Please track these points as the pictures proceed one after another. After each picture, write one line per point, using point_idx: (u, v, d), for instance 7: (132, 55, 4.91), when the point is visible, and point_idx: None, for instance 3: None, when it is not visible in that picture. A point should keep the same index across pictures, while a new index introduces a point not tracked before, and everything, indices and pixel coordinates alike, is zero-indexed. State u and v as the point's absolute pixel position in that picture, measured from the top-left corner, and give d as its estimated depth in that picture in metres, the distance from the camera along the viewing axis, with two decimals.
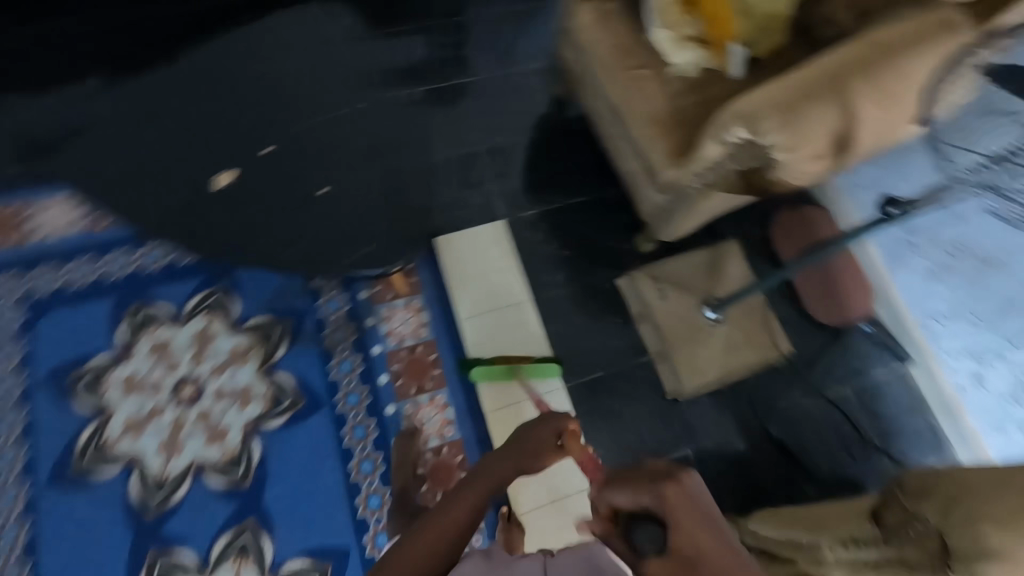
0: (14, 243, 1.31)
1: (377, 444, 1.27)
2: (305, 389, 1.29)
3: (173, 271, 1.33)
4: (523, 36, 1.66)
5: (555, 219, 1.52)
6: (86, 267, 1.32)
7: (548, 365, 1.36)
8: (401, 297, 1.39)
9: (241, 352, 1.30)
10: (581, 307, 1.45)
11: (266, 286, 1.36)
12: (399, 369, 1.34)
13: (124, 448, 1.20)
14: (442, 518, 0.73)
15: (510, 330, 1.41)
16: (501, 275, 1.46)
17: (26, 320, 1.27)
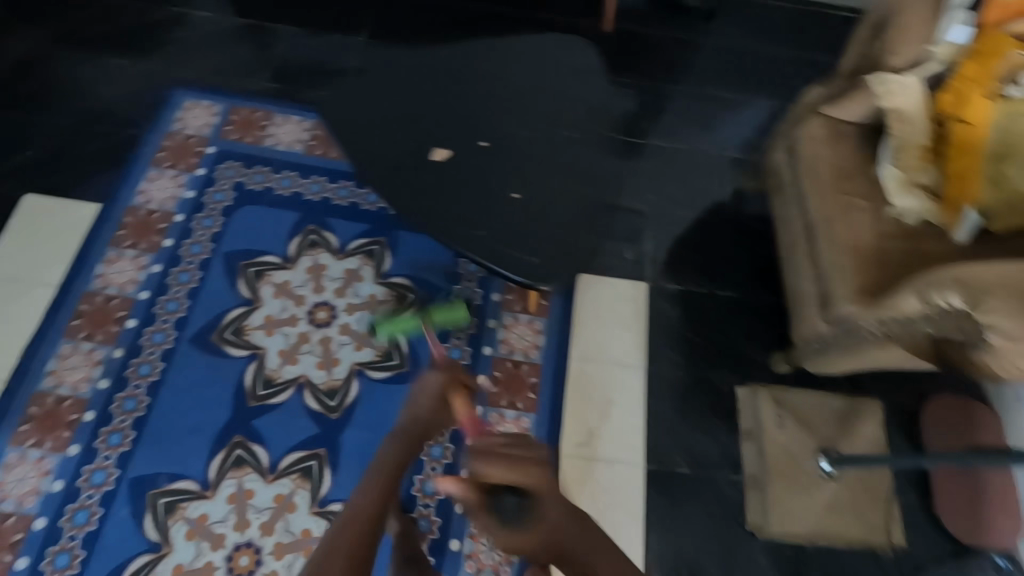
0: (251, 142, 1.56)
1: (453, 436, 1.30)
2: (413, 358, 1.36)
3: (355, 212, 1.50)
4: (727, 128, 1.74)
5: (697, 303, 1.50)
6: (292, 181, 1.52)
7: (457, 308, 1.28)
8: (527, 313, 1.43)
9: (375, 301, 1.41)
10: (691, 396, 1.40)
11: (419, 254, 1.47)
12: (499, 377, 1.36)
13: (255, 339, 1.34)
14: (355, 522, 0.72)
15: (613, 388, 1.39)
16: (624, 333, 1.45)
17: (232, 204, 1.48)
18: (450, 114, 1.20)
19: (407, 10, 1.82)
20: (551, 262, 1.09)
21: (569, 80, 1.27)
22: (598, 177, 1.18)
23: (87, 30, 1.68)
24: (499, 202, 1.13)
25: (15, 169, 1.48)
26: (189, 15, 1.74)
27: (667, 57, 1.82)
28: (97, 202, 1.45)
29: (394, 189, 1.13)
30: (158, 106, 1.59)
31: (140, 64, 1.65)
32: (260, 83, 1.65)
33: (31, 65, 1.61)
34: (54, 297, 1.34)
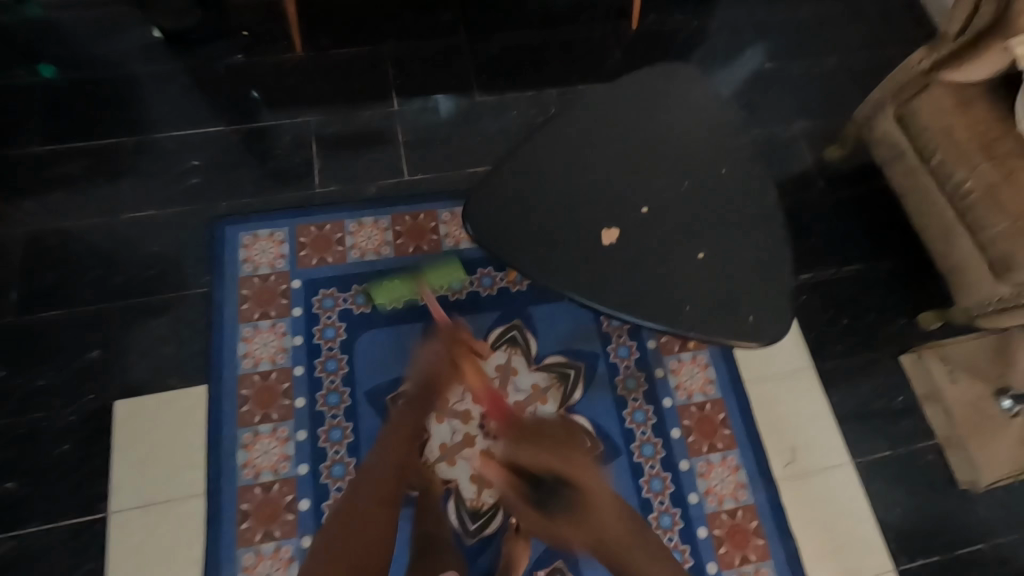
0: (335, 261, 1.41)
1: (675, 500, 1.27)
2: (602, 436, 1.31)
3: (477, 302, 1.40)
4: (790, 97, 1.71)
5: (835, 289, 1.48)
6: (398, 290, 1.39)
7: (451, 265, 1.41)
8: (687, 350, 1.40)
9: (540, 390, 1.33)
10: (871, 383, 1.41)
11: (562, 327, 1.39)
12: (690, 425, 1.33)
13: (443, 473, 1.25)
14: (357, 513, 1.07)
15: (795, 397, 1.38)
16: (785, 350, 1.42)
17: (347, 336, 1.34)
18: (601, 184, 1.11)
19: (429, 58, 1.66)
20: (768, 318, 1.03)
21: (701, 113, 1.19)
22: (774, 212, 1.12)
23: (90, 186, 1.43)
24: (691, 269, 1.05)
25: (88, 377, 1.26)
26: (195, 137, 1.51)
27: (703, 45, 1.77)
28: (202, 380, 1.28)
29: (589, 285, 1.03)
30: (214, 251, 1.39)
31: (170, 208, 1.43)
32: (315, 193, 1.48)
33: (48, 249, 1.36)
34: (209, 505, 1.18)
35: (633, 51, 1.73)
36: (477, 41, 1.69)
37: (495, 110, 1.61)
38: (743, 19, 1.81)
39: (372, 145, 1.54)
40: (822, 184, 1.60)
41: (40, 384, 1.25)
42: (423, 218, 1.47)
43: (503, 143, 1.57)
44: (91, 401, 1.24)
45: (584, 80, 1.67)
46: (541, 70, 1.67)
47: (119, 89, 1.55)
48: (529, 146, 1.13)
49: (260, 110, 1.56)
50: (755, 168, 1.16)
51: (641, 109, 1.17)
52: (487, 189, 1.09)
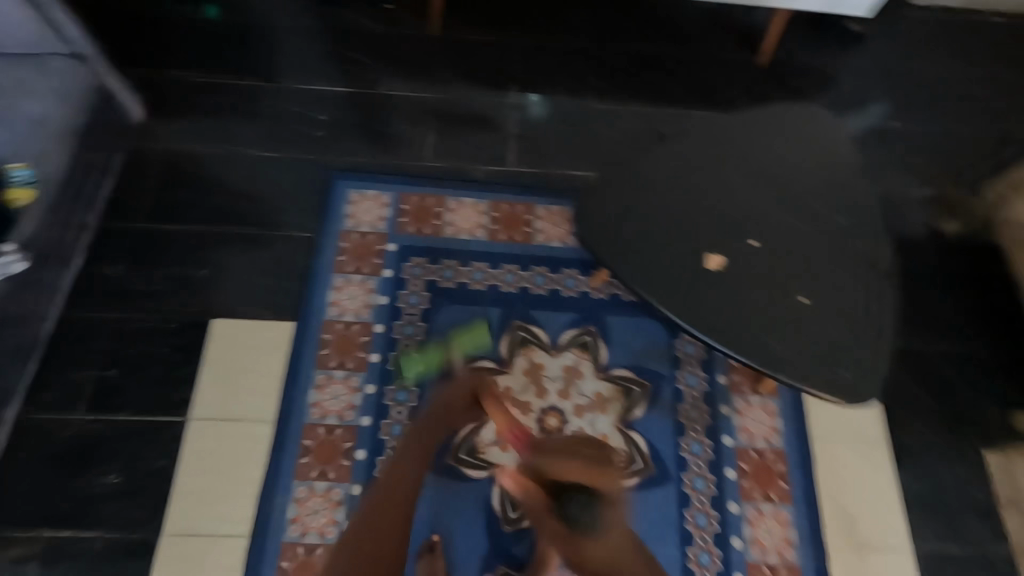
0: (430, 233, 1.46)
1: (717, 540, 1.24)
2: (655, 458, 1.29)
3: (557, 300, 1.42)
4: (913, 159, 1.64)
5: (926, 365, 1.41)
6: (483, 273, 1.43)
7: (478, 334, 1.37)
8: (758, 394, 1.36)
9: (603, 399, 1.33)
10: (947, 470, 1.33)
11: (635, 342, 1.39)
12: (747, 468, 1.30)
13: (493, 457, 1.27)
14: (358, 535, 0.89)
15: (863, 466, 1.32)
16: (860, 417, 1.36)
17: (428, 305, 1.39)
18: (713, 212, 1.11)
19: (553, 57, 1.69)
20: (861, 377, 1.01)
21: (825, 161, 1.18)
22: (885, 273, 1.09)
23: (227, 121, 1.55)
24: (792, 310, 1.04)
25: (195, 292, 1.36)
26: (326, 93, 1.61)
27: (831, 92, 1.72)
28: (291, 318, 1.36)
29: (684, 306, 1.04)
30: (324, 201, 1.48)
31: (292, 155, 1.53)
32: (424, 165, 1.54)
33: (180, 171, 1.48)
34: (276, 433, 1.25)
35: (757, 85, 1.70)
36: (603, 48, 1.72)
37: (608, 118, 1.63)
38: (876, 72, 1.75)
39: (484, 130, 1.59)
40: (932, 256, 1.52)
41: (152, 288, 1.36)
42: (520, 209, 1.51)
43: (609, 152, 1.59)
44: (193, 315, 1.35)
45: (703, 105, 1.66)
46: (662, 88, 1.68)
47: (266, 37, 1.66)
48: (649, 162, 1.15)
49: (388, 80, 1.64)
50: (873, 226, 1.13)
51: (761, 148, 1.18)
52: (601, 196, 1.12)
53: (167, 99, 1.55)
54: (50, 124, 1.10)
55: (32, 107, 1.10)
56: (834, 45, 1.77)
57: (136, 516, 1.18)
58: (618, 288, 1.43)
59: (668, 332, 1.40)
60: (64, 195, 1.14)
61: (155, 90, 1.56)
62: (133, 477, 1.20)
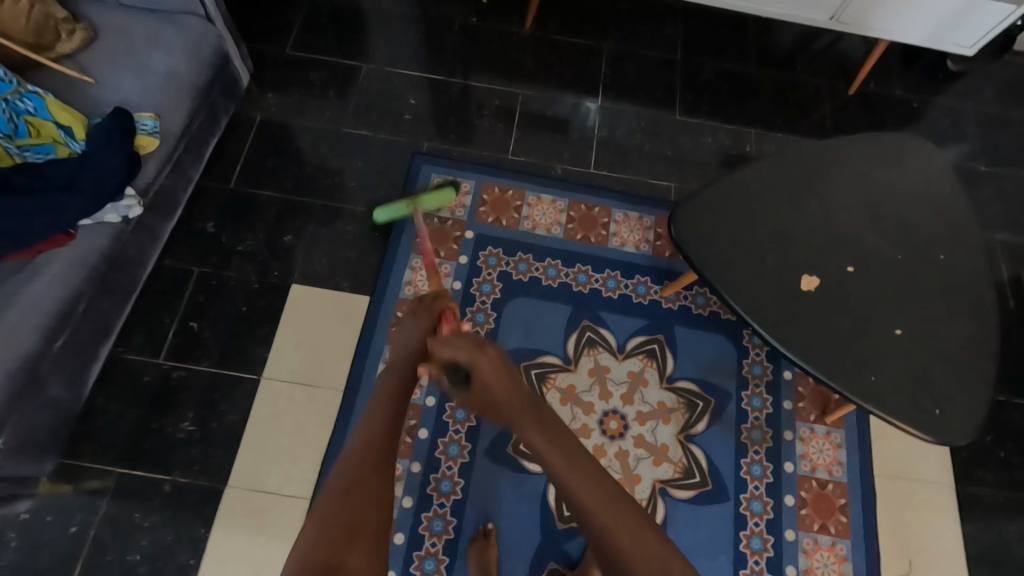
0: (507, 225, 1.48)
1: (771, 566, 1.22)
2: (713, 475, 1.28)
3: (627, 305, 1.42)
4: (1003, 205, 1.60)
5: (1001, 417, 1.37)
6: (557, 270, 1.44)
7: (444, 191, 1.28)
8: (823, 424, 1.34)
9: (665, 410, 1.33)
10: (1015, 527, 1.28)
11: (703, 356, 1.38)
12: (806, 498, 1.28)
13: None
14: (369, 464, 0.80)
15: (928, 510, 1.29)
16: (928, 461, 1.32)
17: (500, 295, 1.41)
18: (810, 233, 1.10)
19: (642, 65, 1.71)
20: (953, 418, 0.99)
21: (929, 196, 1.16)
22: (982, 315, 1.07)
23: (323, 95, 1.59)
24: (884, 341, 1.03)
25: (277, 256, 1.40)
26: (418, 78, 1.64)
27: (922, 128, 1.69)
28: (367, 292, 1.39)
29: (773, 323, 1.04)
30: (407, 182, 1.51)
31: (382, 134, 1.56)
32: (507, 157, 1.56)
33: (273, 139, 1.53)
34: (344, 402, 1.28)
35: (845, 114, 1.69)
36: (692, 61, 1.72)
37: (691, 132, 1.63)
38: (969, 114, 1.71)
39: (568, 129, 1.61)
40: (1015, 306, 1.48)
41: (238, 247, 1.40)
42: (597, 211, 1.51)
43: (691, 165, 1.59)
44: (274, 277, 1.38)
45: (787, 128, 1.65)
46: (749, 107, 1.67)
47: (365, 18, 1.71)
48: (749, 175, 1.15)
49: (478, 71, 1.67)
50: (975, 267, 1.11)
51: (863, 174, 1.16)
52: (698, 203, 1.12)
53: (268, 69, 1.61)
54: (180, 80, 1.22)
55: (166, 62, 1.21)
56: (928, 82, 1.74)
57: (205, 463, 1.22)
58: (689, 301, 1.43)
59: (736, 350, 1.39)
60: (180, 148, 1.24)
61: (258, 59, 1.62)
62: (205, 425, 1.25)
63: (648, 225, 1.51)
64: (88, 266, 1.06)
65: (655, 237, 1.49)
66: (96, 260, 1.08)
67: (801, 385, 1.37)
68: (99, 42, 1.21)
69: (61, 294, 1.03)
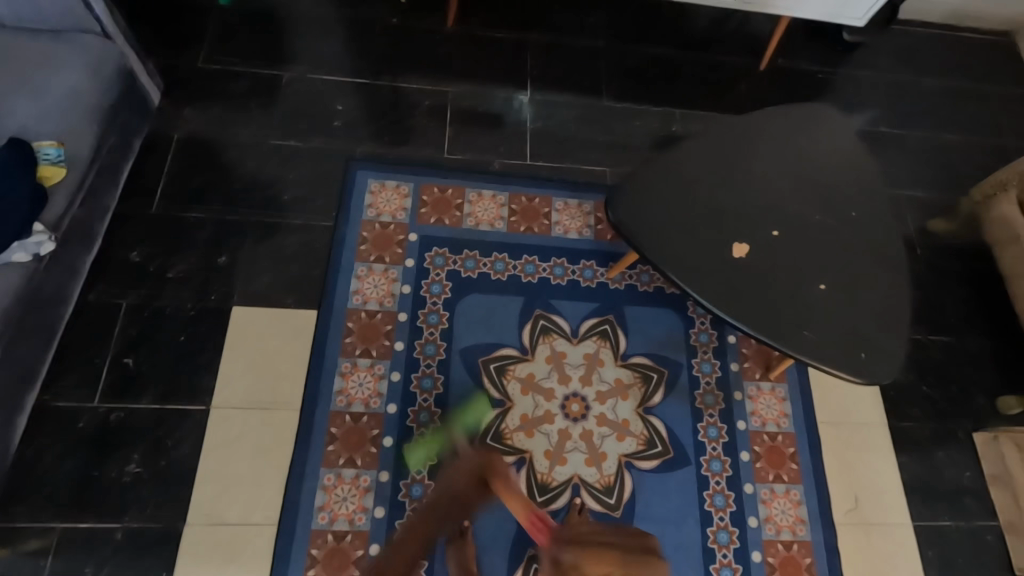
0: (451, 224, 1.48)
1: (734, 520, 1.29)
2: (673, 441, 1.34)
3: (576, 291, 1.45)
4: (903, 162, 1.75)
5: (920, 355, 1.50)
6: (505, 263, 1.46)
7: None
8: (768, 380, 1.42)
9: (623, 386, 1.37)
10: (940, 453, 1.42)
11: (653, 331, 1.44)
12: (760, 451, 1.36)
13: (519, 443, 1.29)
14: None
15: (866, 447, 1.40)
16: (862, 402, 1.44)
17: (451, 295, 1.41)
18: (737, 203, 1.17)
19: (567, 55, 1.74)
20: (877, 360, 1.09)
21: (839, 159, 1.25)
22: (893, 264, 1.17)
23: (245, 108, 1.53)
24: (811, 297, 1.11)
25: (213, 279, 1.34)
26: (344, 84, 1.61)
27: (829, 97, 1.82)
28: (314, 306, 1.35)
29: (712, 291, 1.10)
30: (343, 190, 1.48)
31: (312, 144, 1.52)
32: (443, 156, 1.56)
33: (195, 157, 1.46)
34: (302, 420, 1.25)
35: (760, 88, 1.78)
36: (615, 48, 1.77)
37: (621, 117, 1.68)
38: (867, 81, 1.86)
39: (502, 124, 1.62)
40: (923, 253, 1.62)
41: (170, 274, 1.33)
42: (538, 201, 1.54)
43: (623, 149, 1.64)
44: (212, 302, 1.32)
45: (709, 107, 1.73)
46: (672, 89, 1.74)
47: (282, 26, 1.65)
48: (677, 154, 1.20)
49: (406, 73, 1.65)
50: (884, 220, 1.21)
51: (779, 145, 1.24)
52: (633, 185, 1.16)
53: (181, 84, 1.53)
54: (83, 104, 1.14)
55: (65, 85, 1.13)
56: (829, 54, 1.87)
57: (159, 504, 1.16)
58: (635, 280, 1.48)
59: (683, 322, 1.45)
60: (91, 176, 1.16)
61: (169, 76, 1.53)
62: (154, 464, 1.18)
63: (589, 210, 1.54)
64: (1, 310, 0.99)
65: (596, 222, 1.53)
66: (10, 303, 1.00)
67: (744, 347, 1.45)
68: None
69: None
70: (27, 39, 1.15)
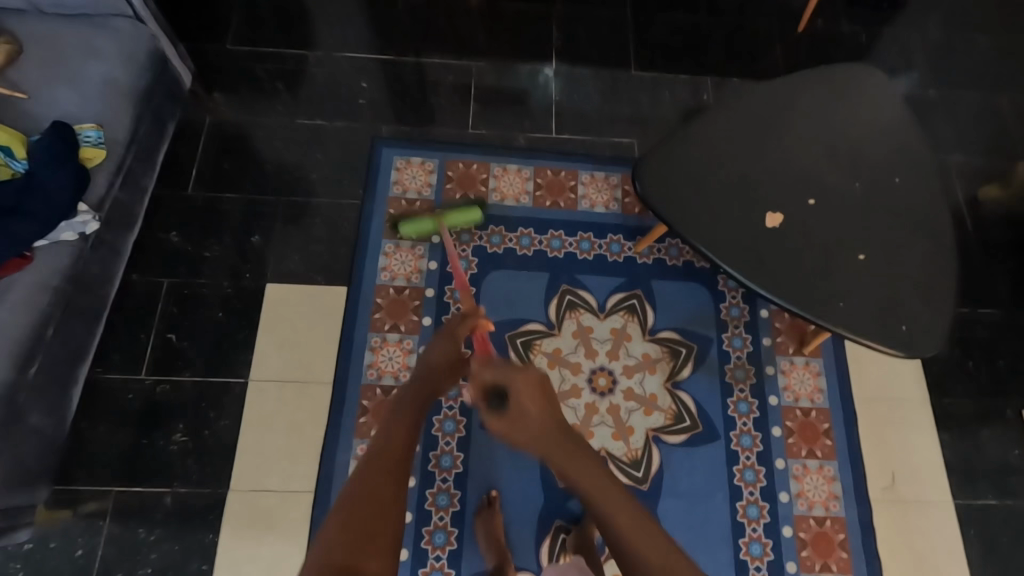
0: (475, 200, 1.48)
1: (765, 495, 1.28)
2: (702, 416, 1.33)
3: (603, 265, 1.44)
4: (952, 126, 1.65)
5: (965, 329, 1.44)
6: (530, 239, 1.45)
7: (469, 210, 1.26)
8: (802, 355, 1.39)
9: (650, 360, 1.36)
10: (984, 431, 1.36)
11: (681, 305, 1.41)
12: (792, 426, 1.33)
13: None
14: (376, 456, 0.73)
15: (905, 424, 1.35)
16: (902, 378, 1.39)
17: (477, 271, 1.41)
18: (770, 172, 1.13)
19: (592, 25, 1.69)
20: (919, 333, 1.04)
21: (881, 124, 1.19)
22: (938, 233, 1.12)
23: (272, 90, 1.55)
24: (849, 267, 1.07)
25: (246, 258, 1.38)
26: (368, 62, 1.61)
27: (872, 59, 1.72)
28: (343, 283, 1.38)
29: (743, 263, 1.07)
30: (369, 168, 1.49)
31: (338, 123, 1.53)
32: (467, 132, 1.55)
33: (227, 140, 1.49)
34: (334, 393, 1.28)
35: (797, 53, 1.70)
36: (642, 16, 1.71)
37: (648, 87, 1.63)
38: (914, 41, 1.75)
39: (526, 98, 1.60)
40: (971, 222, 1.54)
41: (206, 254, 1.38)
42: (563, 175, 1.52)
43: (651, 120, 1.59)
44: (247, 280, 1.37)
45: (740, 74, 1.67)
46: (702, 56, 1.68)
47: (305, 5, 1.65)
48: (707, 122, 1.16)
49: (429, 49, 1.64)
50: (929, 187, 1.15)
51: (816, 110, 1.18)
52: (661, 155, 1.13)
53: (211, 68, 1.56)
54: (119, 89, 1.18)
55: (101, 71, 1.17)
56: (872, 13, 1.76)
57: (204, 471, 1.22)
58: (663, 254, 1.45)
59: (712, 296, 1.42)
60: (129, 158, 1.20)
61: (199, 60, 1.56)
62: (198, 435, 1.24)
63: (615, 184, 1.52)
64: (52, 286, 1.04)
65: (623, 195, 1.51)
66: (60, 281, 1.06)
67: (777, 322, 1.41)
68: (25, 55, 1.15)
69: (31, 318, 1.01)
70: (64, 26, 1.19)
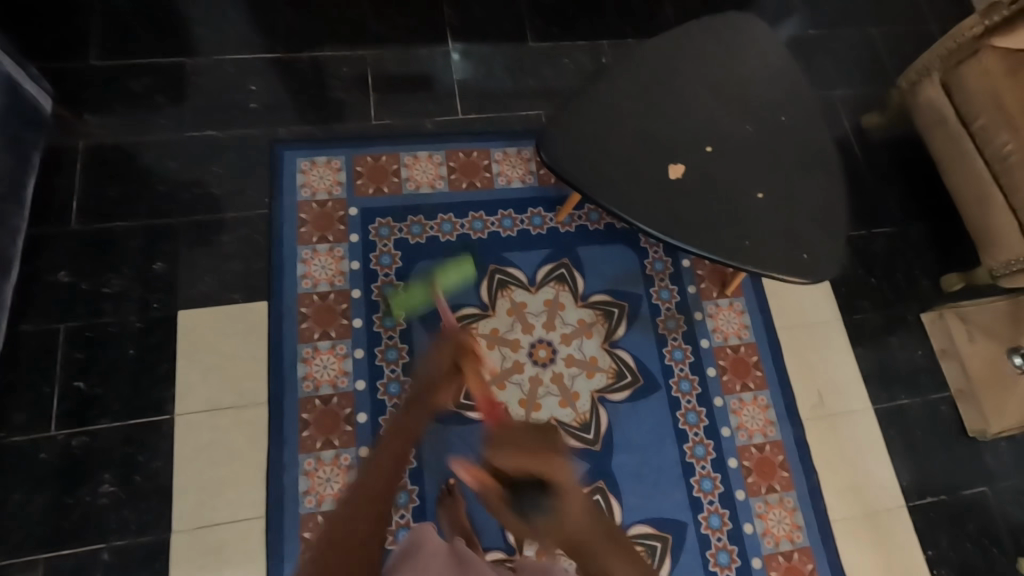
0: (390, 192, 1.44)
1: (708, 432, 1.35)
2: (642, 370, 1.37)
3: (528, 240, 1.44)
4: (833, 62, 1.75)
5: (866, 250, 1.55)
6: (452, 224, 1.43)
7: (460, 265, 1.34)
8: (725, 296, 1.46)
9: (586, 325, 1.39)
10: (892, 339, 1.49)
11: (608, 267, 1.45)
12: (725, 364, 1.40)
13: None
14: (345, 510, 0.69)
15: (823, 344, 1.46)
16: (816, 303, 1.49)
17: (402, 264, 1.38)
18: (668, 125, 1.16)
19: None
20: (819, 258, 1.11)
21: (763, 67, 1.24)
22: (825, 163, 1.19)
23: (151, 104, 1.44)
24: (751, 207, 1.12)
25: (152, 287, 1.29)
26: (254, 62, 1.51)
27: (754, 6, 1.79)
28: (263, 297, 1.32)
29: (654, 216, 1.10)
30: (272, 174, 1.42)
31: (231, 131, 1.45)
32: (371, 124, 1.50)
33: (108, 164, 1.37)
34: (271, 412, 1.23)
35: (685, 7, 1.75)
36: None
37: (548, 57, 1.63)
38: None
39: (427, 81, 1.56)
40: (860, 150, 1.65)
41: (106, 290, 1.28)
42: (476, 155, 1.50)
43: (555, 90, 1.60)
44: (156, 310, 1.28)
45: (635, 34, 1.69)
46: (596, 20, 1.69)
47: (175, 9, 1.53)
48: (602, 84, 1.17)
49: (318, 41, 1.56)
50: (813, 121, 1.22)
51: (703, 60, 1.22)
52: (563, 122, 1.14)
53: (77, 88, 1.42)
54: None
55: None
56: None
57: (142, 518, 1.15)
58: (584, 220, 1.48)
59: (636, 254, 1.46)
60: None
61: (61, 80, 1.42)
62: (129, 481, 1.17)
63: (528, 157, 1.52)
64: None
65: (538, 168, 1.51)
66: None
67: (699, 269, 1.47)
68: None
69: None
70: None
